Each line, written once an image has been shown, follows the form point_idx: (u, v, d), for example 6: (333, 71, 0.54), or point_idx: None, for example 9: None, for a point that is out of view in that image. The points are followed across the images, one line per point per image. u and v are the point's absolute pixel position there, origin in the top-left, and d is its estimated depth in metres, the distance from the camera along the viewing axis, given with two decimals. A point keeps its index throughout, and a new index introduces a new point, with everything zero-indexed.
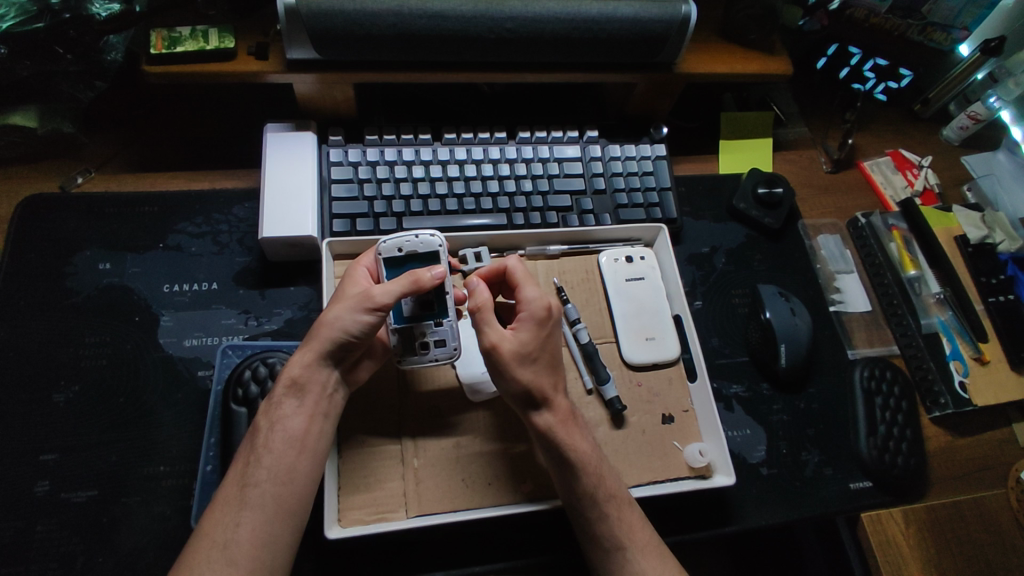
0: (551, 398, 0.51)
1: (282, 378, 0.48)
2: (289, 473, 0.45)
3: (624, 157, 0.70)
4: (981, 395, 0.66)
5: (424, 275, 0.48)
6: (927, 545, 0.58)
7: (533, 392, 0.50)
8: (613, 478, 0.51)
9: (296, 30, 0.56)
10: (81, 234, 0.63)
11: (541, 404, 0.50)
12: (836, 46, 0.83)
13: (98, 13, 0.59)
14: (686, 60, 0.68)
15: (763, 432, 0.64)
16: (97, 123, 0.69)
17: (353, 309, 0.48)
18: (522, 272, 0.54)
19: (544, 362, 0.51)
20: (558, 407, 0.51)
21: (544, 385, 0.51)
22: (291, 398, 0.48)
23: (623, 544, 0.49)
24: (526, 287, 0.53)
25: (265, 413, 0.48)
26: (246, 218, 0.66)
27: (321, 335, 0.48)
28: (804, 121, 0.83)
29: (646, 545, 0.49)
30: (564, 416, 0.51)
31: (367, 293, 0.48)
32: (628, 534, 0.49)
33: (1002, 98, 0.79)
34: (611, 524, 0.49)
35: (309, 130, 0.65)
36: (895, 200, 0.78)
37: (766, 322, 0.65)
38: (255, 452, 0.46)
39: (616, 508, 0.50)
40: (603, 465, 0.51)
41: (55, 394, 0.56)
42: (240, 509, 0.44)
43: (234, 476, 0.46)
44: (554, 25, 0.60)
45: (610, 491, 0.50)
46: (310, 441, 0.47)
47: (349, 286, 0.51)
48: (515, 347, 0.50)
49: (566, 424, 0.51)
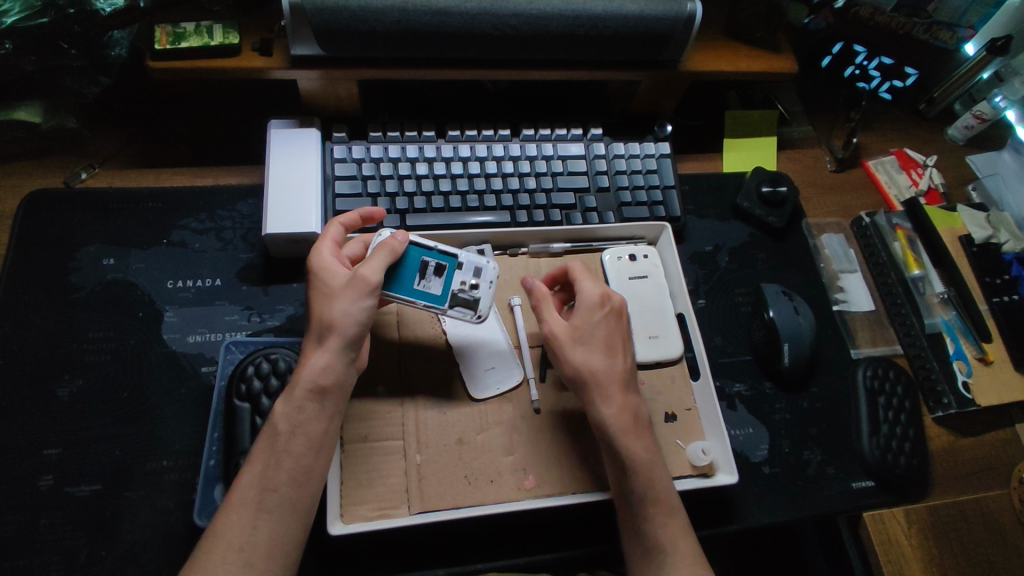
0: (604, 384, 0.52)
1: (302, 382, 0.47)
2: (306, 476, 0.45)
3: (628, 155, 0.70)
4: (985, 395, 0.66)
5: (396, 241, 0.51)
6: (929, 545, 0.58)
7: (585, 375, 0.52)
8: (664, 483, 0.50)
9: (300, 26, 0.56)
10: (85, 228, 0.63)
11: (592, 389, 0.51)
12: (841, 45, 0.83)
13: (103, 8, 0.59)
14: (691, 58, 0.68)
15: (766, 430, 0.64)
16: (101, 119, 0.69)
17: (354, 299, 0.48)
18: (580, 268, 0.57)
19: (598, 347, 0.53)
20: (615, 396, 0.51)
21: (597, 369, 0.52)
22: (313, 402, 0.47)
23: (663, 547, 0.48)
24: (582, 281, 0.56)
25: (284, 416, 0.46)
26: (249, 215, 0.66)
27: (340, 333, 0.48)
28: (809, 120, 0.83)
29: (686, 554, 0.48)
30: (619, 407, 0.51)
31: (359, 276, 0.49)
32: (670, 539, 0.48)
33: (1008, 97, 0.79)
34: (654, 527, 0.48)
35: (313, 127, 0.65)
36: (900, 199, 0.77)
37: (770, 320, 0.65)
38: (275, 455, 0.45)
39: (655, 512, 0.49)
40: (654, 462, 0.50)
41: (58, 388, 0.57)
42: (257, 513, 0.43)
43: (251, 479, 0.45)
44: (559, 22, 0.60)
45: (650, 494, 0.49)
46: (327, 441, 0.47)
47: (332, 277, 0.50)
48: (570, 332, 0.53)
49: (621, 417, 0.51)
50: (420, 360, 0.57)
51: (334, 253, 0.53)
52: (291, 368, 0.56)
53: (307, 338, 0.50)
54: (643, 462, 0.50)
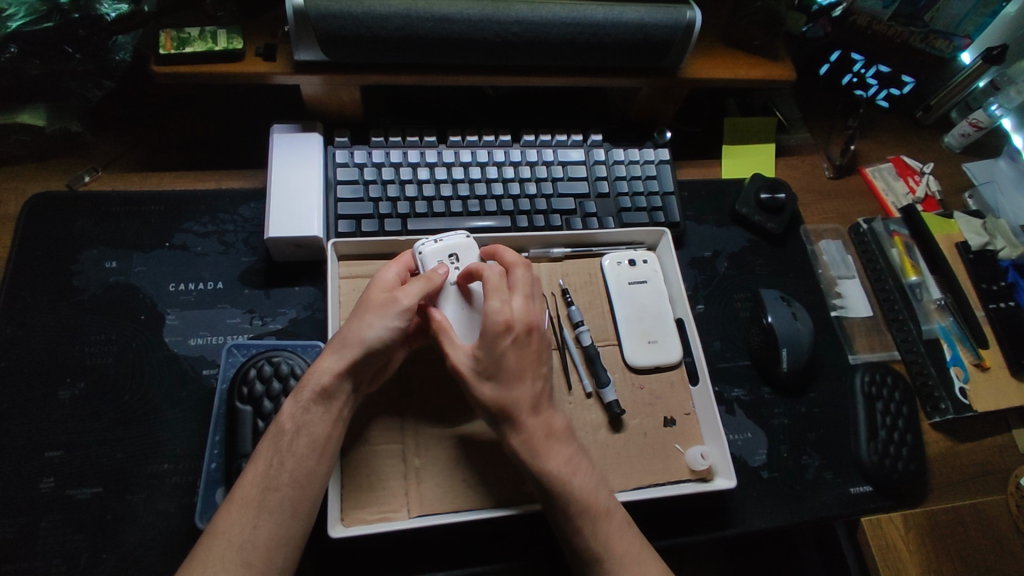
0: (515, 415, 0.49)
1: (309, 385, 0.47)
2: (308, 477, 0.45)
3: (628, 162, 0.71)
4: (982, 401, 0.67)
5: (437, 275, 0.52)
6: (926, 549, 0.59)
7: (494, 409, 0.49)
8: (595, 488, 0.49)
9: (304, 32, 0.56)
10: (87, 231, 0.63)
11: (501, 420, 0.49)
12: (839, 53, 0.85)
13: (107, 14, 0.60)
14: (690, 66, 0.69)
15: (764, 435, 0.64)
16: (105, 123, 0.69)
17: (382, 318, 0.49)
18: (494, 282, 0.51)
19: (506, 377, 0.49)
20: (525, 423, 0.49)
21: (509, 403, 0.49)
22: (319, 404, 0.47)
23: (600, 556, 0.48)
24: (490, 299, 0.49)
25: (290, 416, 0.47)
26: (251, 218, 0.66)
27: (360, 342, 0.48)
28: (806, 127, 0.83)
29: (625, 554, 0.48)
30: (541, 431, 0.49)
31: (394, 297, 0.50)
32: (607, 544, 0.48)
33: (1003, 105, 0.79)
34: (609, 536, 0.48)
35: (315, 131, 0.65)
36: (897, 206, 0.78)
37: (767, 325, 0.65)
38: (278, 455, 0.46)
39: (610, 523, 0.49)
40: (578, 471, 0.49)
41: (61, 390, 0.57)
42: (258, 512, 0.44)
43: (254, 476, 0.45)
44: (558, 30, 0.60)
45: (585, 503, 0.48)
46: (330, 446, 0.47)
47: (375, 289, 0.51)
48: (472, 366, 0.49)
49: (546, 440, 0.49)
50: (421, 364, 0.57)
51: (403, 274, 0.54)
52: (294, 370, 0.56)
53: (327, 346, 0.49)
54: (562, 474, 0.48)
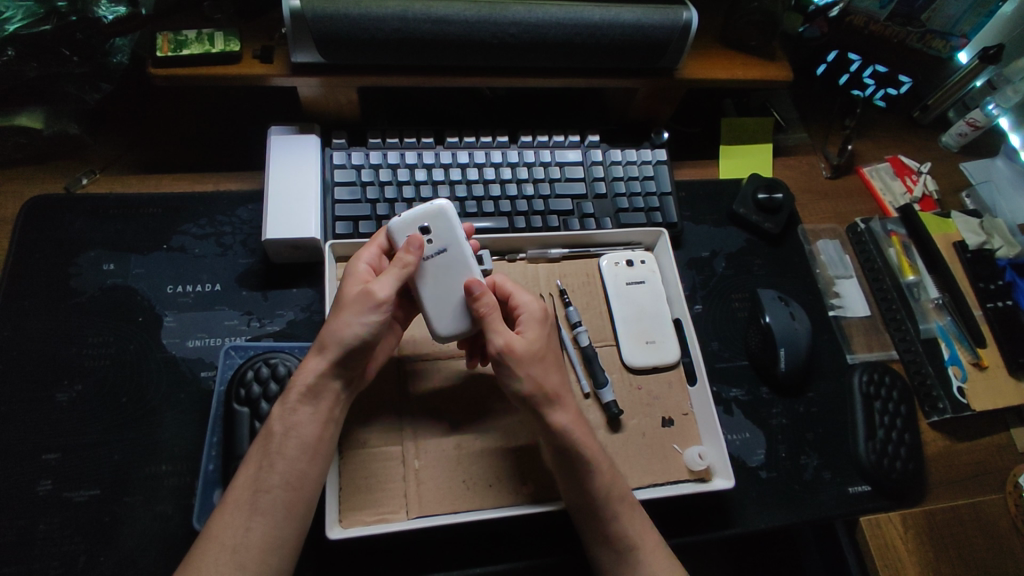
0: (561, 395, 0.50)
1: (296, 386, 0.47)
2: (300, 479, 0.45)
3: (625, 162, 0.71)
4: (980, 401, 0.67)
5: (408, 257, 0.51)
6: (925, 549, 0.59)
7: (544, 391, 0.49)
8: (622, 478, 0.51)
9: (300, 34, 0.56)
10: (85, 234, 0.63)
11: (547, 404, 0.49)
12: (836, 53, 0.84)
13: (104, 16, 0.60)
14: (687, 66, 0.69)
15: (763, 435, 0.64)
16: (103, 125, 0.69)
17: (359, 313, 0.48)
18: (510, 284, 0.54)
19: (551, 360, 0.50)
20: (568, 405, 0.50)
21: (554, 386, 0.49)
22: (306, 405, 0.47)
23: (635, 545, 0.49)
24: (519, 293, 0.53)
25: (279, 418, 0.47)
26: (249, 220, 0.66)
27: (339, 340, 0.47)
28: (804, 127, 0.83)
29: (655, 546, 0.50)
30: (574, 416, 0.50)
31: (368, 291, 0.48)
32: (639, 534, 0.50)
33: (1000, 105, 0.80)
34: (622, 524, 0.49)
35: (312, 133, 0.65)
36: (894, 205, 0.78)
37: (766, 325, 0.65)
38: (268, 458, 0.45)
39: (629, 516, 0.50)
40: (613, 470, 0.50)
41: (58, 393, 0.57)
42: (251, 514, 0.44)
43: (245, 479, 0.45)
44: (555, 31, 0.61)
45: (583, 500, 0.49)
46: (321, 447, 0.47)
47: (350, 283, 0.50)
48: (525, 346, 0.49)
49: (578, 424, 0.50)
50: (419, 366, 0.57)
51: (378, 258, 0.54)
52: (291, 372, 0.56)
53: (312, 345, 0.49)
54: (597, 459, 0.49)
